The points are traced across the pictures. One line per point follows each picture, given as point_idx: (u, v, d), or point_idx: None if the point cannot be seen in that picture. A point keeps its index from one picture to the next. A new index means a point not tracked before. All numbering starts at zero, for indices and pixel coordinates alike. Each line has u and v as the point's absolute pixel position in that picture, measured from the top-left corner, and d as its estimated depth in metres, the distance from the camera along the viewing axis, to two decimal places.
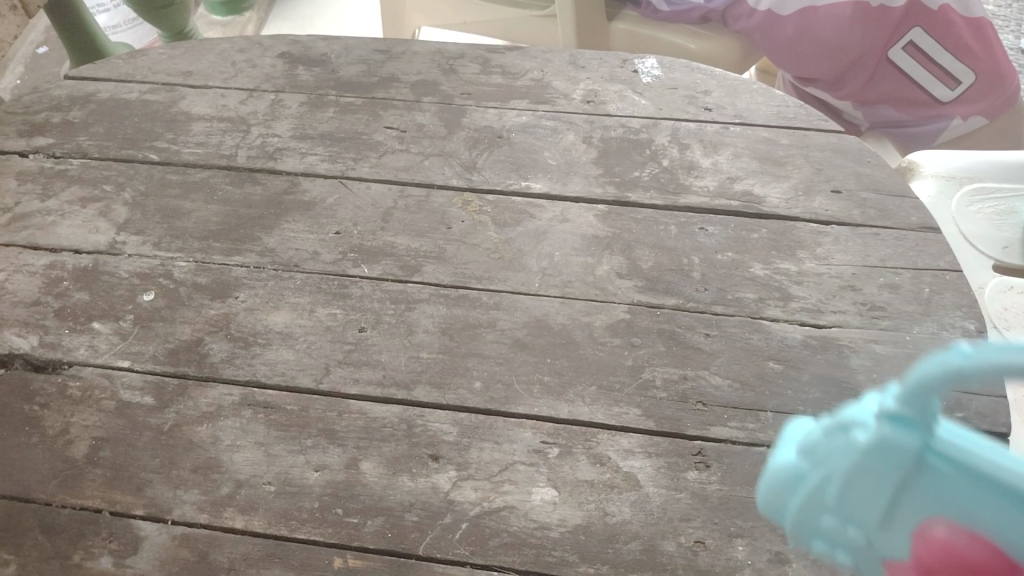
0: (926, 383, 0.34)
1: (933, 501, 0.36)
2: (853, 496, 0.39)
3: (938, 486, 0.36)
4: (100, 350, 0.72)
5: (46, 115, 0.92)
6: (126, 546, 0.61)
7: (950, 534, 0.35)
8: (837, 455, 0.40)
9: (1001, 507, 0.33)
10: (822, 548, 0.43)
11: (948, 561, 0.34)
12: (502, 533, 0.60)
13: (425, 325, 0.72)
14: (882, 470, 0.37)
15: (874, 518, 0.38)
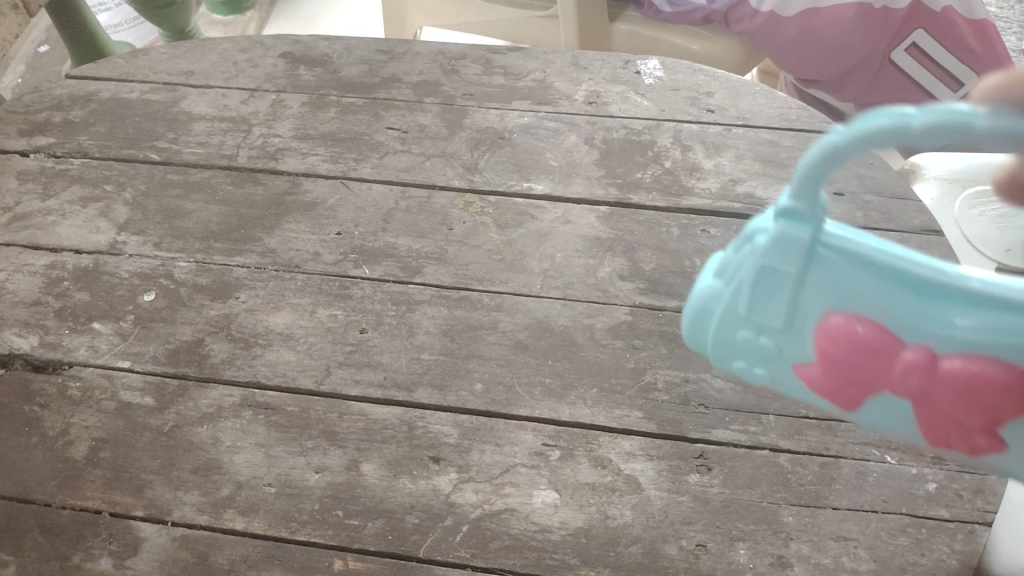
0: (808, 175, 0.39)
1: (825, 294, 0.42)
2: (756, 307, 0.45)
3: (828, 273, 0.41)
4: (101, 351, 0.72)
5: (47, 115, 0.92)
6: (126, 547, 0.61)
7: (845, 318, 0.41)
8: (739, 274, 0.45)
9: (883, 283, 0.40)
10: (737, 366, 0.49)
11: (847, 341, 0.41)
12: (502, 536, 0.60)
13: (426, 326, 0.72)
14: (777, 264, 0.42)
15: (777, 321, 0.45)
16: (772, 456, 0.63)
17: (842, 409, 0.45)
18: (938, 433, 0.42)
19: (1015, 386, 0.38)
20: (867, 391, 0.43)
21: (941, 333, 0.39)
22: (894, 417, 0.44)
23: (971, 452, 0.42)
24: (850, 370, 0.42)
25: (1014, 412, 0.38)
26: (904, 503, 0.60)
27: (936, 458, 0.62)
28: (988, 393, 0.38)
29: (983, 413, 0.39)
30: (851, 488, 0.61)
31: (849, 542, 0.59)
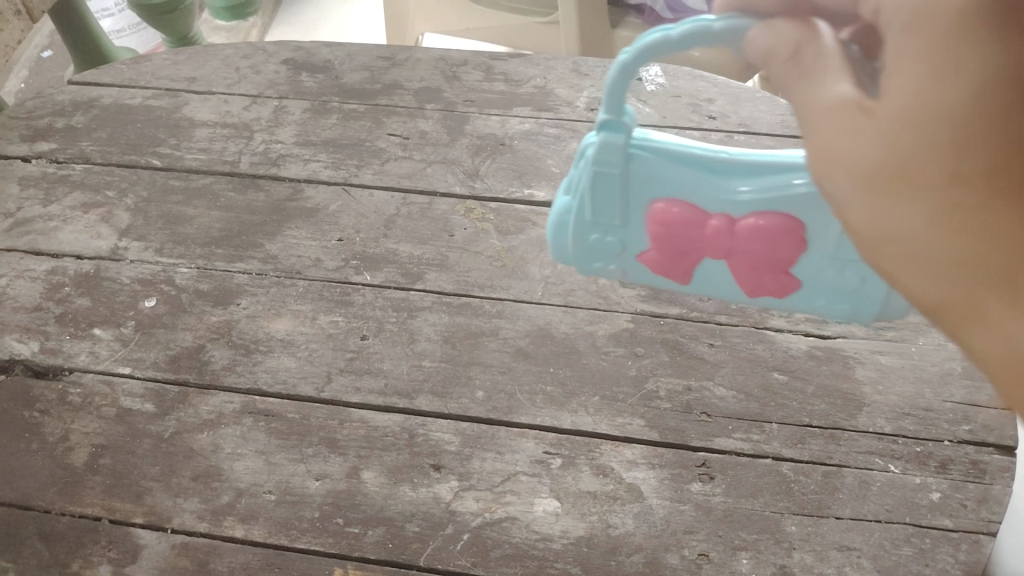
0: (614, 96, 0.53)
1: (649, 187, 0.57)
2: (601, 210, 0.59)
3: (647, 169, 0.56)
4: (101, 357, 0.71)
5: (49, 120, 0.92)
6: (125, 555, 0.61)
7: (664, 203, 0.58)
8: (581, 186, 0.59)
9: (681, 170, 0.56)
10: (596, 267, 0.64)
11: (672, 221, 0.58)
12: (504, 545, 0.60)
13: (427, 333, 0.72)
14: (608, 168, 0.56)
15: (617, 217, 0.60)
16: (775, 464, 0.63)
17: (677, 278, 0.62)
18: (743, 277, 0.60)
19: (784, 226, 0.56)
20: (689, 256, 0.60)
21: (729, 199, 0.56)
22: (712, 272, 0.61)
23: (768, 289, 0.60)
24: (676, 243, 0.59)
25: (783, 245, 0.57)
26: (907, 513, 0.60)
27: (939, 466, 0.62)
28: (767, 235, 0.57)
29: (765, 252, 0.58)
30: (854, 498, 0.61)
31: (852, 552, 0.59)
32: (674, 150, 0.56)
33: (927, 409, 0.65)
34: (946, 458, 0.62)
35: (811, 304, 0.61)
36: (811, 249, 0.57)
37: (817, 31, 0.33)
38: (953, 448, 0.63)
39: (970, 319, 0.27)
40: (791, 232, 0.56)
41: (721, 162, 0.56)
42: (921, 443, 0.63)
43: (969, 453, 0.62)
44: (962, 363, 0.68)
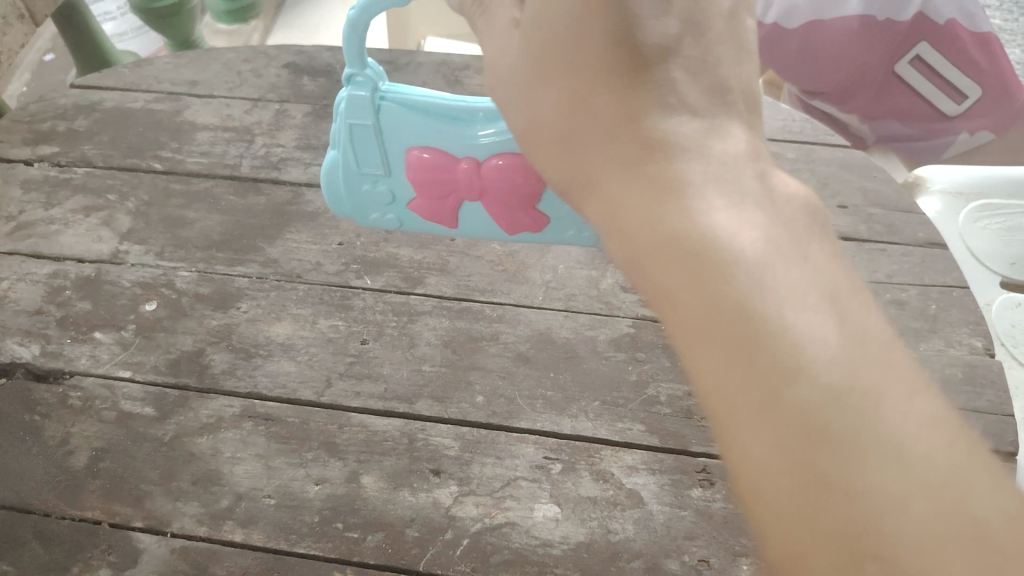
0: (351, 50, 0.62)
1: (400, 139, 0.68)
2: (365, 161, 0.70)
3: (394, 120, 0.66)
4: (101, 360, 0.71)
5: (51, 124, 0.92)
6: (125, 559, 0.60)
7: (413, 152, 0.68)
8: (343, 142, 0.69)
9: (422, 120, 0.66)
10: (373, 217, 0.76)
11: (423, 169, 0.68)
12: (503, 550, 0.60)
13: (427, 337, 0.72)
14: (362, 121, 0.66)
15: (380, 168, 0.70)
16: None
17: (442, 218, 0.73)
18: (495, 213, 0.71)
19: (515, 165, 0.66)
20: (447, 197, 0.70)
21: (466, 143, 0.67)
22: (470, 209, 0.72)
23: (513, 223, 0.72)
24: (433, 188, 0.70)
25: (520, 183, 0.67)
26: None
27: None
28: (505, 175, 0.67)
29: (506, 189, 0.68)
30: None
31: None
32: (417, 100, 0.66)
33: None
34: None
35: (551, 233, 0.73)
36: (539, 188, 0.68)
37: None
38: None
39: (588, 184, 0.41)
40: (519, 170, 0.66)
41: (463, 109, 0.66)
42: None
43: None
44: (963, 369, 0.69)
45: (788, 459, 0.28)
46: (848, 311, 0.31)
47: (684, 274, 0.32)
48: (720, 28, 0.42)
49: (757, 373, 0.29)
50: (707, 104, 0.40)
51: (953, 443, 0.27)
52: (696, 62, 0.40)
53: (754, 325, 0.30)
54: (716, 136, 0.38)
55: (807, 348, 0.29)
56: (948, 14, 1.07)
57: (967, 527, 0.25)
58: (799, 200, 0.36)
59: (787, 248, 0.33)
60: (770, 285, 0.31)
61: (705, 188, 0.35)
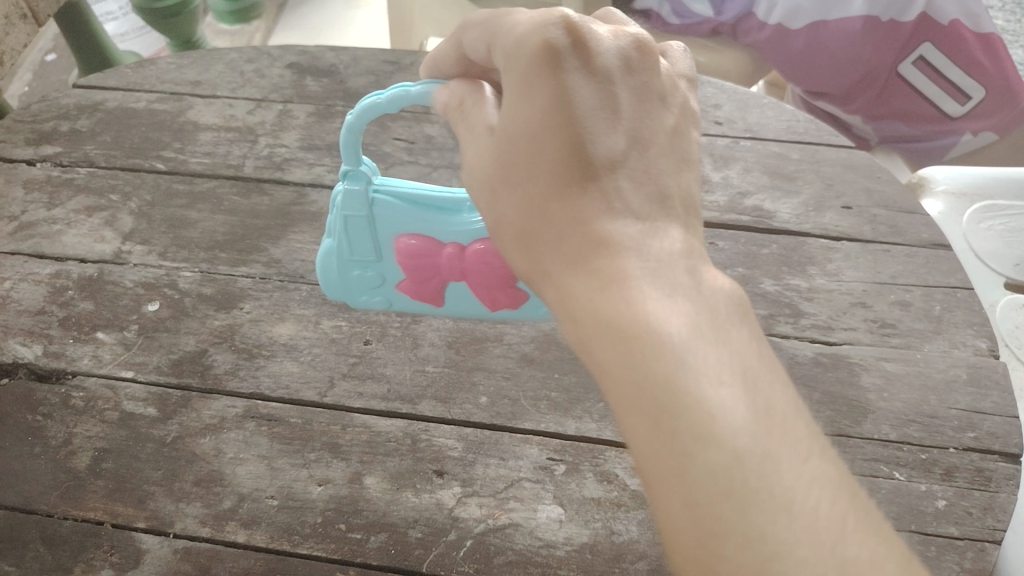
0: (346, 150, 0.60)
1: (391, 229, 0.66)
2: (356, 248, 0.68)
3: (385, 212, 0.65)
4: (104, 360, 0.71)
5: (54, 124, 0.92)
6: (127, 559, 0.60)
7: (402, 239, 0.66)
8: (336, 230, 0.67)
9: (412, 211, 0.65)
10: (362, 298, 0.73)
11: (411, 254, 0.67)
12: (507, 551, 0.59)
13: (431, 338, 0.72)
14: (354, 213, 0.65)
15: (372, 252, 0.68)
16: None
17: (429, 299, 0.71)
18: (478, 293, 0.69)
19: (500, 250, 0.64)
20: (432, 278, 0.68)
21: (454, 231, 0.65)
22: (456, 288, 0.70)
23: (497, 303, 0.69)
24: (421, 272, 0.68)
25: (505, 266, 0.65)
26: (913, 520, 0.60)
27: (945, 474, 0.62)
28: (491, 259, 0.65)
29: (488, 272, 0.66)
30: None
31: None
32: (409, 193, 0.64)
33: (932, 416, 0.65)
34: (950, 466, 0.63)
35: (532, 312, 0.70)
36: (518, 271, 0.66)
37: (481, 85, 0.51)
38: (958, 455, 0.63)
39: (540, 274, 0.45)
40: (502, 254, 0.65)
41: (452, 201, 0.64)
42: (927, 450, 0.64)
43: (974, 460, 0.63)
44: (967, 370, 0.68)
45: (708, 523, 0.34)
46: (755, 397, 0.37)
47: (619, 367, 0.38)
48: (663, 142, 0.47)
49: (673, 450, 0.35)
50: (648, 211, 0.45)
51: (832, 506, 0.34)
52: (641, 171, 0.45)
53: (674, 413, 0.36)
54: (656, 239, 0.43)
55: (723, 428, 0.35)
56: (951, 14, 1.06)
57: (844, 572, 0.32)
58: (724, 298, 0.42)
59: (711, 342, 0.39)
60: (694, 379, 0.37)
61: (645, 283, 0.41)
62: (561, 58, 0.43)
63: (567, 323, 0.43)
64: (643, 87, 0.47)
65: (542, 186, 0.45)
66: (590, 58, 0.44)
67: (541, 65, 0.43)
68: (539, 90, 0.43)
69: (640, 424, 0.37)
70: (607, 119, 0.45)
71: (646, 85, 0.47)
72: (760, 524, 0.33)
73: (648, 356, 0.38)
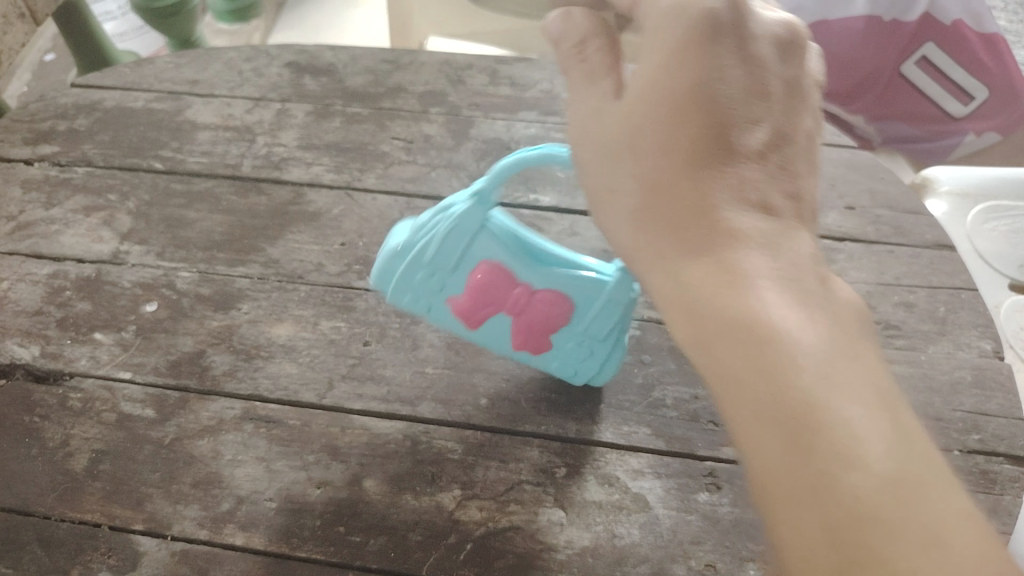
0: (502, 176, 0.54)
1: (478, 245, 0.58)
2: (438, 251, 0.58)
3: (481, 235, 0.58)
4: (102, 362, 0.71)
5: (52, 123, 0.91)
6: (125, 562, 0.60)
7: (483, 262, 0.59)
8: (429, 223, 0.58)
9: (505, 245, 0.59)
10: (405, 300, 0.61)
11: (482, 277, 0.59)
12: (507, 555, 0.59)
13: (431, 339, 0.71)
14: (461, 222, 0.57)
15: (451, 260, 0.59)
16: None
17: (463, 332, 0.63)
18: (516, 342, 0.62)
19: (564, 302, 0.60)
20: (482, 319, 0.61)
21: (534, 274, 0.59)
22: (493, 341, 0.63)
23: (532, 351, 0.63)
24: (482, 299, 0.59)
25: (560, 317, 0.60)
26: None
27: None
28: (552, 307, 0.60)
29: (543, 321, 0.60)
30: None
31: None
32: (516, 231, 0.59)
33: (937, 418, 0.65)
34: (955, 469, 0.62)
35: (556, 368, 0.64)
36: (573, 326, 0.61)
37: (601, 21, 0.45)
38: (963, 458, 0.63)
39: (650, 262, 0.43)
40: (567, 306, 0.60)
41: (547, 251, 0.60)
42: None
43: (979, 463, 0.62)
44: (971, 372, 0.68)
45: (847, 544, 0.32)
46: (893, 418, 0.36)
47: (751, 370, 0.37)
48: (799, 139, 0.45)
49: (812, 461, 0.34)
50: (777, 209, 0.42)
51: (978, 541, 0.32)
52: (776, 165, 0.43)
53: (813, 418, 0.35)
54: (785, 239, 0.41)
55: (865, 449, 0.34)
56: (954, 14, 1.08)
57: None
58: (852, 311, 0.41)
59: (847, 356, 0.37)
60: (833, 390, 0.36)
61: (774, 290, 0.39)
62: (716, 37, 0.42)
63: (684, 317, 0.40)
64: (793, 77, 0.45)
65: (665, 173, 0.42)
66: (745, 45, 0.43)
67: (698, 39, 0.41)
68: (686, 66, 0.41)
69: (773, 426, 0.36)
70: (750, 106, 0.42)
71: (794, 79, 0.45)
72: (884, 545, 0.32)
73: (778, 359, 0.37)
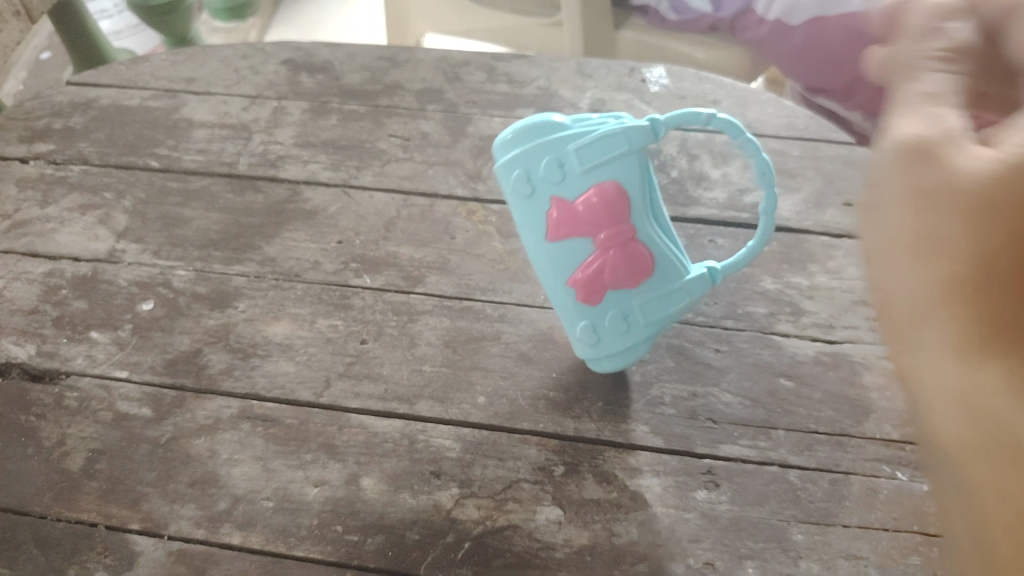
0: (681, 117, 0.56)
1: (616, 166, 0.58)
2: (586, 147, 0.57)
3: (626, 164, 0.58)
4: (98, 361, 0.70)
5: (47, 122, 0.91)
6: (121, 562, 0.59)
7: (615, 184, 0.58)
8: (592, 123, 0.58)
9: (640, 190, 0.59)
10: (512, 176, 0.58)
11: (608, 198, 0.58)
12: (505, 554, 0.59)
13: (428, 337, 0.71)
14: (630, 133, 0.56)
15: (585, 163, 0.57)
16: (782, 472, 0.62)
17: (536, 238, 0.60)
18: (575, 278, 0.61)
19: (647, 265, 0.60)
20: (575, 232, 0.59)
21: (647, 230, 0.60)
22: (551, 266, 0.61)
23: (578, 294, 0.61)
24: (592, 214, 0.58)
25: (634, 277, 0.60)
26: (916, 521, 0.59)
27: None
28: (634, 266, 0.60)
29: (620, 273, 0.60)
30: (862, 506, 0.60)
31: (860, 561, 0.58)
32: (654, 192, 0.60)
33: None
34: None
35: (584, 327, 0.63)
36: (635, 294, 0.62)
37: None
38: None
39: None
40: (645, 272, 0.60)
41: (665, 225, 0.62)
42: None
43: None
44: None
45: None
46: None
47: None
48: None
49: None
50: None
51: None
52: None
53: None
54: None
55: None
56: None
57: None
58: None
59: None
60: None
61: None
62: None
63: None
64: None
65: (976, 271, 0.42)
66: None
67: None
68: None
69: None
70: None
71: None
72: None
73: None
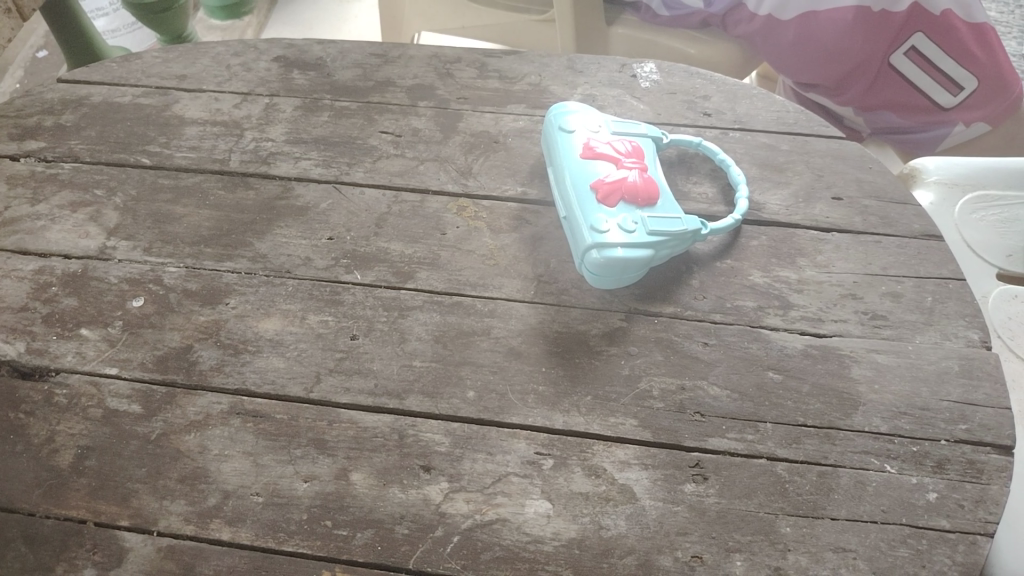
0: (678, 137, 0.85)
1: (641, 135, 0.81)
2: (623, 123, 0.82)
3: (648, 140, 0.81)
4: (88, 357, 0.70)
5: (38, 119, 0.91)
6: (110, 558, 0.59)
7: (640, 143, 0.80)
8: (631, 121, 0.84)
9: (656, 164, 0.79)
10: (566, 118, 0.80)
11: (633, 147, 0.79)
12: (494, 547, 0.59)
13: (418, 332, 0.71)
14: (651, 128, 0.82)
15: (622, 129, 0.81)
16: (770, 465, 0.62)
17: (571, 157, 0.77)
18: (597, 183, 0.74)
19: (654, 198, 0.74)
20: (602, 156, 0.76)
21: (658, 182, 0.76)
22: (578, 176, 0.75)
23: (597, 195, 0.73)
24: (619, 151, 0.77)
25: (644, 201, 0.73)
26: (904, 513, 0.60)
27: (936, 466, 0.62)
28: (644, 193, 0.73)
29: (634, 185, 0.73)
30: (850, 498, 0.60)
31: (848, 554, 0.58)
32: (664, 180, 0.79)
33: (923, 408, 0.65)
34: (943, 458, 0.62)
35: (593, 225, 0.71)
36: (642, 214, 0.72)
37: None
38: (950, 448, 0.63)
39: None
40: (653, 193, 0.74)
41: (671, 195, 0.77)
42: (918, 442, 0.63)
43: (966, 453, 0.63)
44: (959, 362, 0.68)
45: None
46: None
47: None
48: None
49: None
50: None
51: None
52: None
53: None
54: None
55: None
56: (943, 4, 1.07)
57: None
58: None
59: None
60: None
61: None
62: None
63: None
64: None
65: None
66: None
67: None
68: None
69: None
70: None
71: None
72: None
73: None
